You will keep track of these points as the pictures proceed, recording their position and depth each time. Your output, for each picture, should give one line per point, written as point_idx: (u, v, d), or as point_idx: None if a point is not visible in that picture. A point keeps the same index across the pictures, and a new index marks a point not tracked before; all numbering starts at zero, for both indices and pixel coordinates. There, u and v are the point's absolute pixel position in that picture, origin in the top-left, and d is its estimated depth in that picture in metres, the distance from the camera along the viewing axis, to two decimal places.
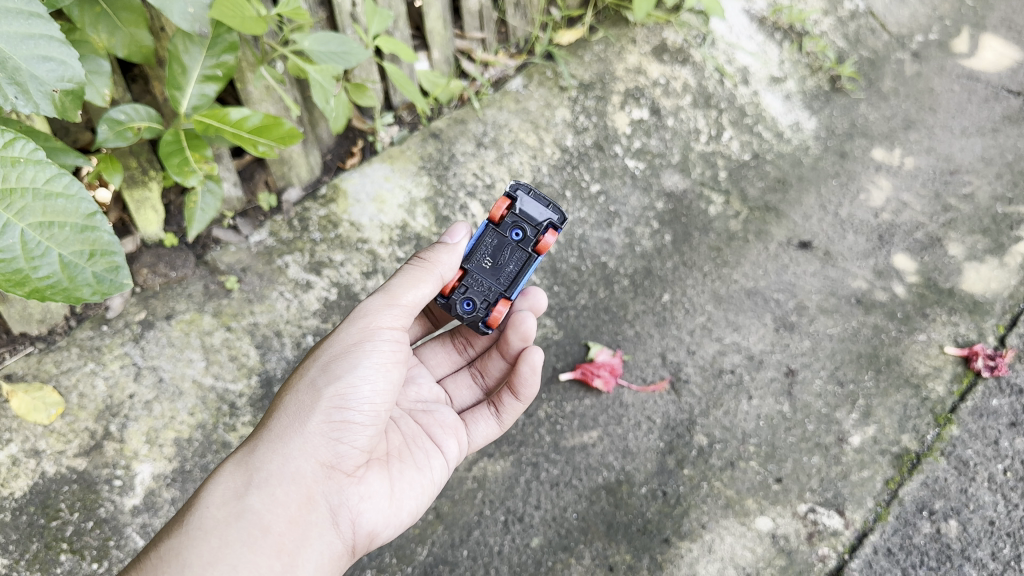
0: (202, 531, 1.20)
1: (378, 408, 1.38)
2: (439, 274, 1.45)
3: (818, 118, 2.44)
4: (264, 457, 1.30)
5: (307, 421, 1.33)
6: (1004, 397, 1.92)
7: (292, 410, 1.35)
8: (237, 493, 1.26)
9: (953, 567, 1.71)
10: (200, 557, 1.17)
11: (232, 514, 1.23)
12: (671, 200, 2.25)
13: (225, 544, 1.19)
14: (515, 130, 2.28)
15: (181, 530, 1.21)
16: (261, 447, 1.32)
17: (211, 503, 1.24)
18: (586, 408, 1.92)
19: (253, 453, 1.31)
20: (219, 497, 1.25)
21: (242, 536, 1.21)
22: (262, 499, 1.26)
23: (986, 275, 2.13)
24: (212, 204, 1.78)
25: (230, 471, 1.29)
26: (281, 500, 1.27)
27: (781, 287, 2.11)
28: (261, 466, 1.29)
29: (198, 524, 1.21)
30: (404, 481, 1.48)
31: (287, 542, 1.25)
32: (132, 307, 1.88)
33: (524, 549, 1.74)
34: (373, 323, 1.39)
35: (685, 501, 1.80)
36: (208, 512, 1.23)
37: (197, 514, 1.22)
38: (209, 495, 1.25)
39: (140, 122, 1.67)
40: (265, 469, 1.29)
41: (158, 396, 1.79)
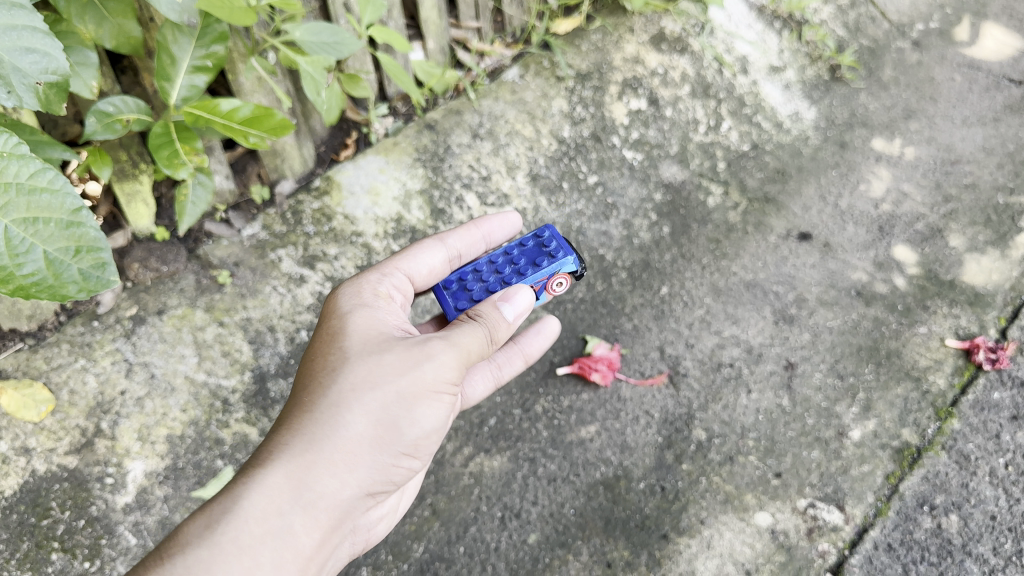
0: (234, 547, 1.12)
1: (425, 445, 1.31)
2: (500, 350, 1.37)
3: (818, 108, 2.41)
4: (317, 476, 1.20)
5: (364, 450, 1.23)
6: (1005, 390, 1.90)
7: (346, 425, 1.22)
8: (280, 509, 1.16)
9: (954, 563, 1.70)
10: None
11: (268, 533, 1.15)
12: (669, 192, 2.22)
13: (259, 567, 1.12)
14: (511, 121, 2.25)
15: (211, 537, 1.12)
16: (316, 461, 1.20)
17: (249, 516, 1.14)
18: (584, 402, 1.90)
19: (307, 466, 1.19)
20: (260, 510, 1.15)
21: (278, 560, 1.14)
22: (305, 522, 1.18)
23: (988, 267, 2.10)
24: (203, 197, 1.75)
25: (275, 482, 1.17)
26: (319, 526, 1.20)
27: (780, 279, 2.09)
28: (313, 487, 1.19)
29: (232, 537, 1.12)
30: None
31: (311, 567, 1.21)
32: (124, 302, 1.85)
33: (521, 545, 1.72)
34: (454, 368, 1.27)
35: (684, 496, 1.78)
36: (246, 526, 1.14)
37: (234, 525, 1.13)
38: (250, 503, 1.15)
39: (129, 115, 1.65)
40: (315, 490, 1.20)
41: (150, 393, 1.77)
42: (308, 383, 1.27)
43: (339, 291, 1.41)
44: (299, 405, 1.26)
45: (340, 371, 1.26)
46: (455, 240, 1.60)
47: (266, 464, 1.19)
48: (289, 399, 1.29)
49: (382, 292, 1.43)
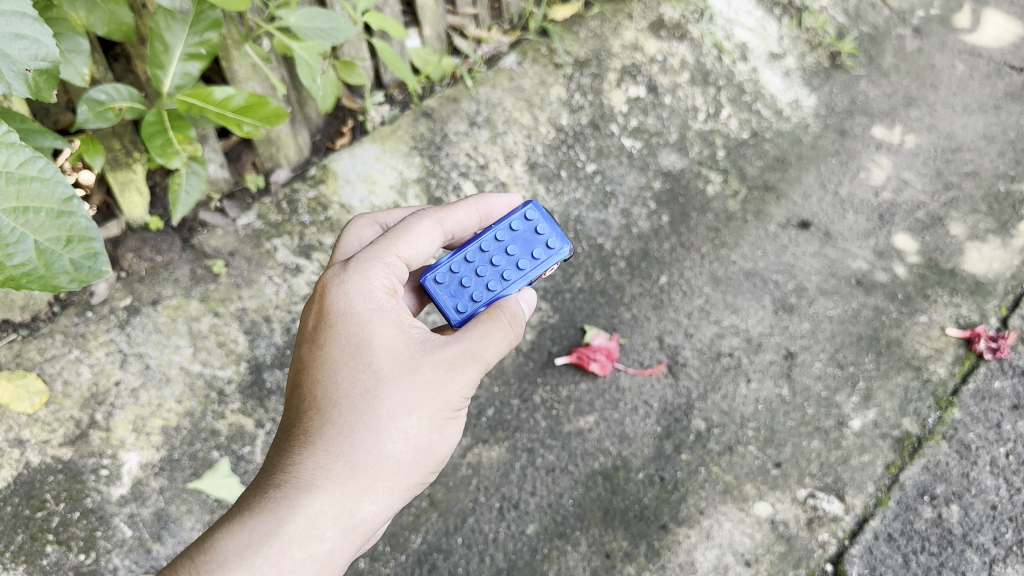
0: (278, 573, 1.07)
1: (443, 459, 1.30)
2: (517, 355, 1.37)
3: (818, 95, 2.39)
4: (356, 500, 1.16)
5: (399, 471, 1.20)
6: (1006, 379, 1.89)
7: (381, 448, 1.19)
8: (322, 535, 1.12)
9: (954, 553, 1.69)
10: None
11: (309, 558, 1.10)
12: (668, 180, 2.20)
13: None
14: (509, 109, 2.23)
15: (254, 562, 1.06)
16: (352, 485, 1.16)
17: (294, 541, 1.09)
18: (582, 392, 1.88)
19: (344, 490, 1.15)
20: (302, 536, 1.10)
21: None
22: (342, 546, 1.15)
23: (989, 255, 2.09)
24: (196, 185, 1.73)
25: (318, 506, 1.13)
26: (353, 547, 1.17)
27: (780, 268, 2.08)
28: (354, 512, 1.15)
29: (277, 563, 1.07)
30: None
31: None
32: (118, 292, 1.83)
33: (520, 536, 1.71)
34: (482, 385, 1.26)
35: (683, 486, 1.77)
36: (291, 552, 1.08)
37: (280, 548, 1.08)
38: (292, 528, 1.10)
39: (122, 103, 1.62)
40: (355, 515, 1.16)
41: (145, 383, 1.75)
42: (337, 395, 1.20)
43: (343, 281, 1.26)
44: (331, 420, 1.19)
45: (376, 387, 1.20)
46: (451, 220, 1.41)
47: (304, 486, 1.13)
48: (314, 409, 1.20)
49: (392, 288, 1.29)
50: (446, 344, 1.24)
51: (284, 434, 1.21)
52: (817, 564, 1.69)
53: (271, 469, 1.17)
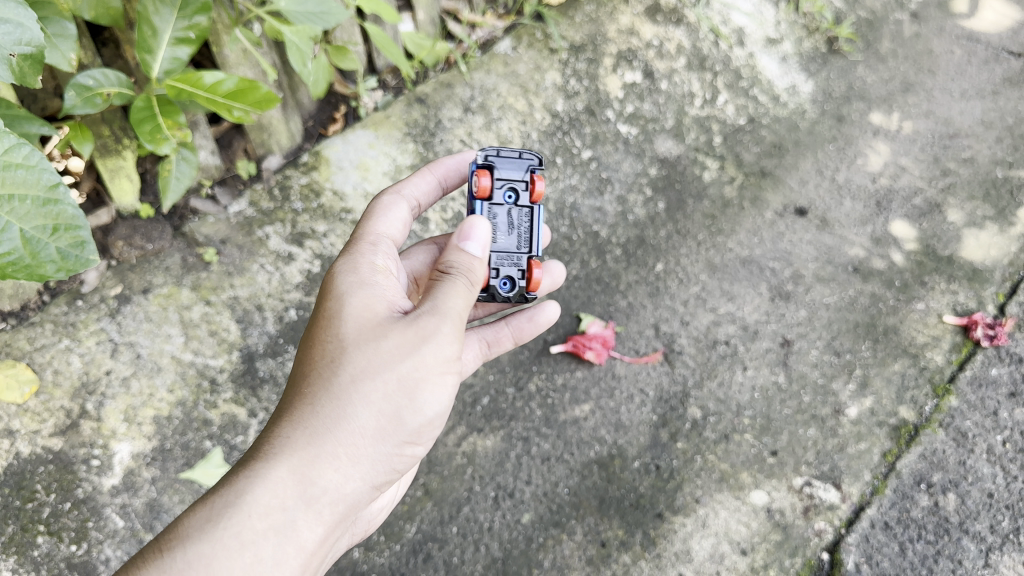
0: (239, 543, 1.06)
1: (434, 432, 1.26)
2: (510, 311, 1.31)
3: (815, 81, 2.37)
4: (321, 470, 1.14)
5: (363, 438, 1.17)
6: (1003, 366, 1.88)
7: (350, 418, 1.16)
8: (284, 506, 1.11)
9: (952, 541, 1.69)
10: None
11: (273, 529, 1.09)
12: (664, 166, 2.18)
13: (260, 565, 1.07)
14: (504, 94, 2.21)
15: (214, 535, 1.06)
16: (318, 452, 1.14)
17: (254, 511, 1.08)
18: (578, 380, 1.87)
19: (311, 457, 1.13)
20: (263, 509, 1.09)
21: (280, 557, 1.09)
22: (307, 518, 1.13)
23: (986, 242, 2.08)
24: (186, 172, 1.72)
25: (281, 475, 1.11)
26: (324, 521, 1.15)
27: (776, 255, 2.06)
28: (316, 481, 1.13)
29: (236, 535, 1.06)
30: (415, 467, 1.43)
31: (314, 562, 1.16)
32: (108, 281, 1.81)
33: (515, 525, 1.70)
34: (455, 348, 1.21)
35: (679, 475, 1.76)
36: (250, 522, 1.08)
37: (238, 520, 1.07)
38: (253, 499, 1.09)
39: (110, 88, 1.59)
40: (319, 484, 1.14)
41: (137, 373, 1.74)
42: (307, 368, 1.20)
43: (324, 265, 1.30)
44: (300, 392, 1.18)
45: (341, 355, 1.18)
46: (410, 189, 1.52)
47: (267, 456, 1.13)
48: (289, 386, 1.21)
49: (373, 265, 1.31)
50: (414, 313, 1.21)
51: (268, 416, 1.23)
52: (814, 553, 1.68)
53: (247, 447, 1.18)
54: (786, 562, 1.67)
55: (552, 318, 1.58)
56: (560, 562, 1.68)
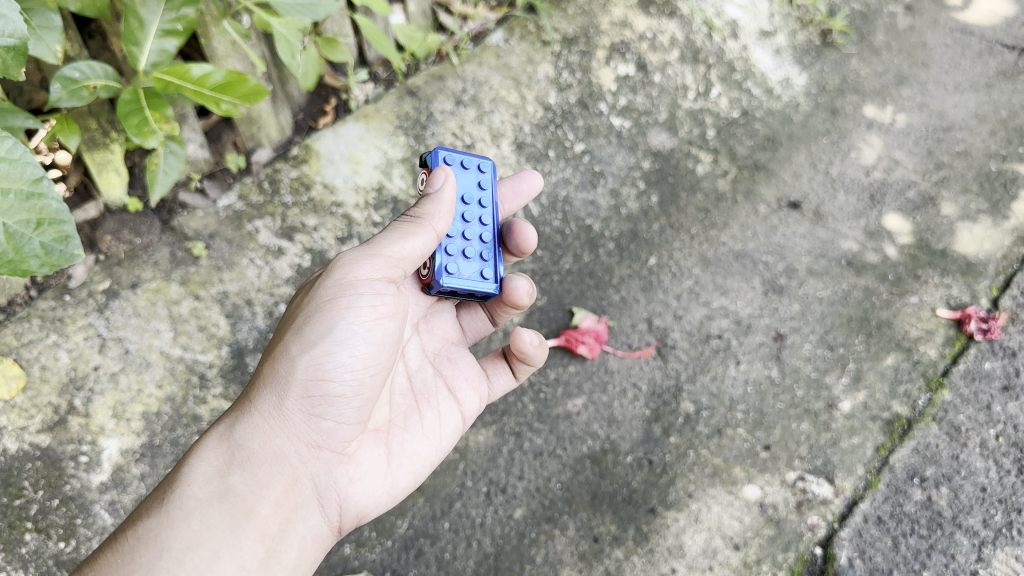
0: (182, 510, 1.12)
1: (361, 375, 1.30)
2: (433, 228, 1.33)
3: (809, 74, 2.36)
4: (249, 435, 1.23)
5: (284, 397, 1.26)
6: (997, 360, 1.87)
7: (271, 382, 1.26)
8: (219, 472, 1.18)
9: (944, 535, 1.68)
10: (179, 540, 1.09)
11: (214, 494, 1.15)
12: (657, 159, 2.17)
13: (206, 528, 1.12)
14: (496, 87, 2.19)
15: (160, 509, 1.12)
16: (242, 422, 1.24)
17: (192, 480, 1.16)
18: (571, 374, 1.86)
19: (235, 428, 1.24)
20: (202, 479, 1.16)
21: (224, 519, 1.13)
22: (245, 480, 1.19)
23: (980, 236, 2.07)
24: (175, 166, 1.68)
25: (210, 448, 1.21)
26: (264, 482, 1.21)
27: (770, 249, 2.06)
28: (243, 443, 1.22)
29: (179, 504, 1.13)
30: (405, 455, 1.43)
31: (271, 528, 1.19)
32: (96, 276, 1.79)
33: (508, 521, 1.69)
34: (352, 274, 1.28)
35: (671, 470, 1.76)
36: (190, 492, 1.15)
37: (178, 492, 1.14)
38: (189, 472, 1.17)
39: (96, 81, 1.56)
40: (248, 447, 1.22)
41: (125, 368, 1.72)
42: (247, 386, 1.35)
43: None
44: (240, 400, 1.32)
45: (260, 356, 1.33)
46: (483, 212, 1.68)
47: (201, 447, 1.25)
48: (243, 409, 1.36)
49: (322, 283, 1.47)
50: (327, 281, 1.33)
51: None
52: (807, 548, 1.68)
53: None
54: (779, 557, 1.67)
55: (536, 186, 1.73)
56: (553, 558, 1.67)
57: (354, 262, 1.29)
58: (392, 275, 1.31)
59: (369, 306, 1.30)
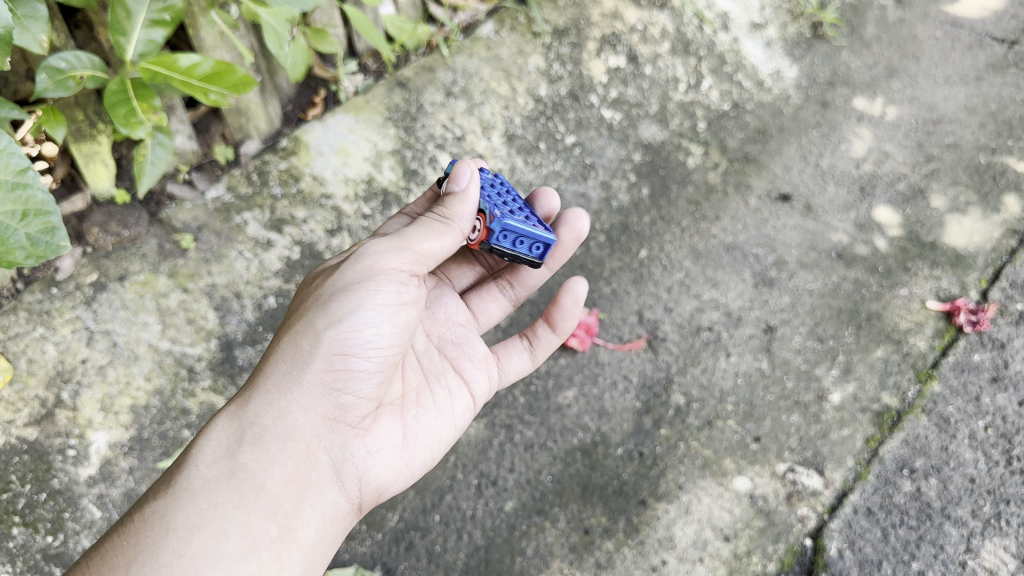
0: (190, 490, 1.14)
1: (384, 355, 1.29)
2: (461, 229, 1.37)
3: (800, 66, 2.36)
4: (265, 412, 1.24)
5: (302, 374, 1.26)
6: (986, 352, 1.87)
7: (289, 357, 1.27)
8: (230, 450, 1.19)
9: (934, 526, 1.65)
10: (187, 520, 1.11)
11: (223, 473, 1.16)
12: (648, 152, 2.18)
13: (214, 507, 1.13)
14: (486, 79, 2.18)
15: (168, 490, 1.14)
16: (254, 399, 1.25)
17: (202, 460, 1.18)
18: (562, 367, 1.88)
19: (246, 404, 1.25)
20: (213, 459, 1.18)
21: (235, 498, 1.14)
22: (256, 458, 1.20)
23: (970, 228, 2.07)
24: (163, 157, 1.68)
25: (222, 425, 1.23)
26: (278, 459, 1.21)
27: (760, 241, 2.06)
28: (255, 420, 1.23)
29: (187, 484, 1.15)
30: (419, 429, 1.41)
31: (284, 505, 1.18)
32: (83, 268, 1.78)
33: (498, 513, 1.69)
34: (377, 263, 1.28)
35: (662, 462, 1.75)
36: (198, 471, 1.16)
37: (187, 471, 1.16)
38: (200, 451, 1.19)
39: (83, 71, 1.55)
40: (260, 423, 1.23)
41: (113, 361, 1.71)
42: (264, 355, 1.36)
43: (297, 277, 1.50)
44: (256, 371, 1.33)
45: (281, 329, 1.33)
46: None
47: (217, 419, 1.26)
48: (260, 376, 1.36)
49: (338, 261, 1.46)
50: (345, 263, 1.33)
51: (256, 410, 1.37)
52: (797, 539, 1.65)
53: None
54: (769, 548, 1.65)
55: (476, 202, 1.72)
56: (543, 550, 1.66)
57: (381, 251, 1.29)
58: (418, 269, 1.32)
59: (395, 290, 1.29)
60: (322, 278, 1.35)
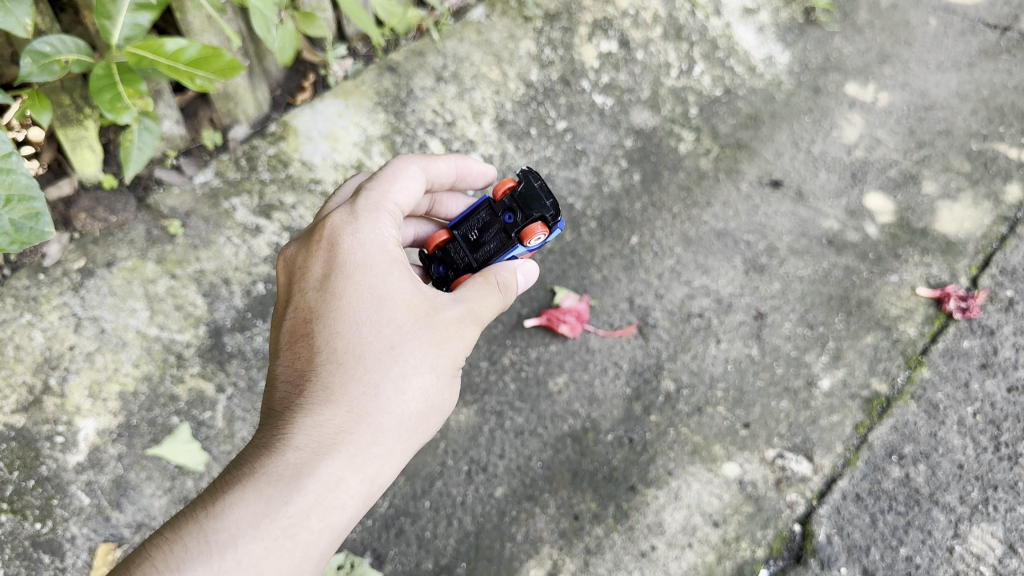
0: (293, 541, 1.06)
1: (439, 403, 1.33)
2: None
3: (792, 52, 2.35)
4: (373, 460, 1.16)
5: (407, 426, 1.20)
6: (975, 338, 1.85)
7: (394, 404, 1.19)
8: (342, 500, 1.12)
9: (921, 512, 1.67)
10: (280, 572, 1.05)
11: (325, 524, 1.10)
12: (640, 138, 2.17)
13: (307, 559, 1.08)
14: (477, 63, 2.16)
15: (272, 535, 1.05)
16: (362, 438, 1.16)
17: (313, 510, 1.09)
18: (552, 353, 1.88)
19: (354, 442, 1.15)
20: (320, 506, 1.09)
21: (327, 549, 1.11)
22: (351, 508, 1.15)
23: (961, 214, 2.07)
24: (149, 142, 1.66)
25: (329, 464, 1.12)
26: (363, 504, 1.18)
27: (751, 229, 2.06)
28: (365, 469, 1.15)
29: (292, 535, 1.06)
30: None
31: None
32: (71, 254, 1.77)
33: (488, 499, 1.69)
34: (485, 318, 1.31)
35: (652, 448, 1.76)
36: (308, 523, 1.08)
37: (298, 521, 1.07)
38: (307, 496, 1.09)
39: (68, 55, 1.53)
40: (368, 473, 1.16)
41: (101, 347, 1.70)
42: (342, 341, 1.20)
43: (357, 230, 1.27)
44: (345, 370, 1.19)
45: (396, 341, 1.21)
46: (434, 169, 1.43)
47: (319, 444, 1.13)
48: (320, 354, 1.21)
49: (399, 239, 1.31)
50: (453, 301, 1.27)
51: (288, 377, 1.22)
52: (786, 525, 1.66)
53: (278, 420, 1.17)
54: (758, 534, 1.65)
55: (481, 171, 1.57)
56: (533, 536, 1.66)
57: (487, 300, 1.31)
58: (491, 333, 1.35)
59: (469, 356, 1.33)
60: (445, 314, 1.26)
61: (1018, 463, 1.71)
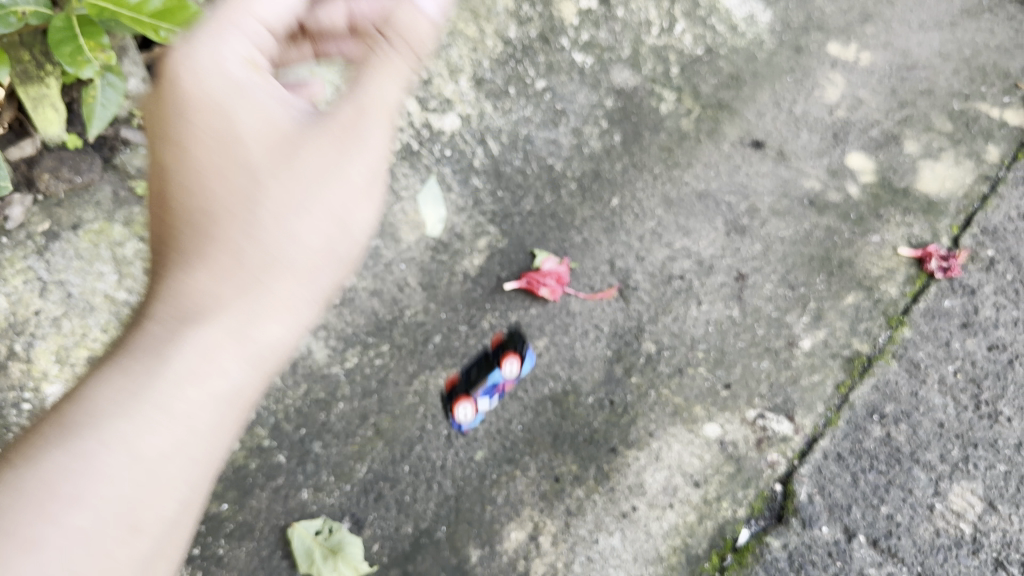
0: (166, 423, 0.94)
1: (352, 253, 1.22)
2: None
3: (774, 10, 2.31)
4: (257, 328, 1.05)
5: (294, 284, 1.09)
6: (956, 298, 1.84)
7: (274, 261, 1.07)
8: (223, 372, 1.00)
9: (902, 471, 1.64)
10: (168, 469, 0.95)
11: (208, 408, 0.98)
12: (620, 98, 2.15)
13: (201, 452, 0.98)
14: (454, 19, 2.09)
15: (137, 420, 0.93)
16: (239, 305, 1.03)
17: (183, 388, 0.96)
18: (532, 317, 1.87)
19: (227, 308, 1.02)
20: (195, 376, 0.97)
21: (224, 440, 1.01)
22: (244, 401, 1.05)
23: (941, 174, 2.06)
24: (113, 99, 1.59)
25: (198, 334, 0.99)
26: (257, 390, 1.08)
27: (733, 189, 2.04)
28: (251, 335, 1.04)
29: (162, 411, 0.94)
30: None
31: None
32: (34, 216, 1.69)
33: (468, 463, 1.67)
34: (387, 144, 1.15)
35: (633, 410, 1.74)
36: (180, 397, 0.96)
37: (168, 406, 0.95)
38: (177, 375, 0.96)
39: (25, 7, 1.47)
40: (250, 339, 1.04)
41: (68, 312, 1.65)
42: (209, 191, 1.04)
43: (190, 46, 1.05)
44: (209, 230, 1.04)
45: (256, 188, 1.05)
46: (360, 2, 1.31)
47: (186, 314, 1.00)
48: (176, 219, 1.05)
49: (253, 58, 1.08)
50: (343, 99, 1.11)
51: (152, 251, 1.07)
52: (767, 485, 1.63)
53: (144, 300, 1.03)
54: (739, 494, 1.63)
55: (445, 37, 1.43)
56: (514, 498, 1.64)
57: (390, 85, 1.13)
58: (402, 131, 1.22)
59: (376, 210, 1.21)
60: (335, 105, 1.11)
61: (999, 421, 1.69)
